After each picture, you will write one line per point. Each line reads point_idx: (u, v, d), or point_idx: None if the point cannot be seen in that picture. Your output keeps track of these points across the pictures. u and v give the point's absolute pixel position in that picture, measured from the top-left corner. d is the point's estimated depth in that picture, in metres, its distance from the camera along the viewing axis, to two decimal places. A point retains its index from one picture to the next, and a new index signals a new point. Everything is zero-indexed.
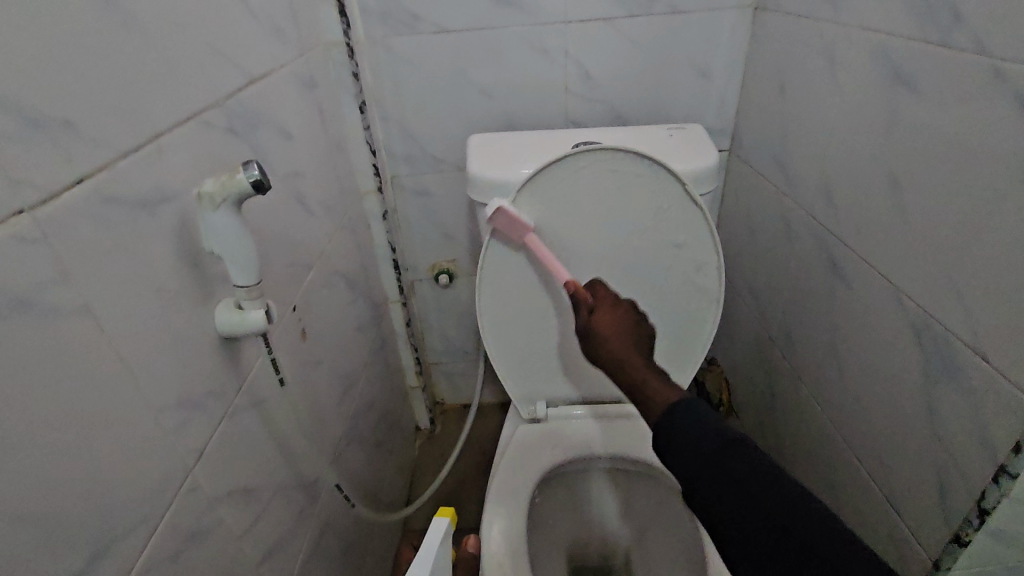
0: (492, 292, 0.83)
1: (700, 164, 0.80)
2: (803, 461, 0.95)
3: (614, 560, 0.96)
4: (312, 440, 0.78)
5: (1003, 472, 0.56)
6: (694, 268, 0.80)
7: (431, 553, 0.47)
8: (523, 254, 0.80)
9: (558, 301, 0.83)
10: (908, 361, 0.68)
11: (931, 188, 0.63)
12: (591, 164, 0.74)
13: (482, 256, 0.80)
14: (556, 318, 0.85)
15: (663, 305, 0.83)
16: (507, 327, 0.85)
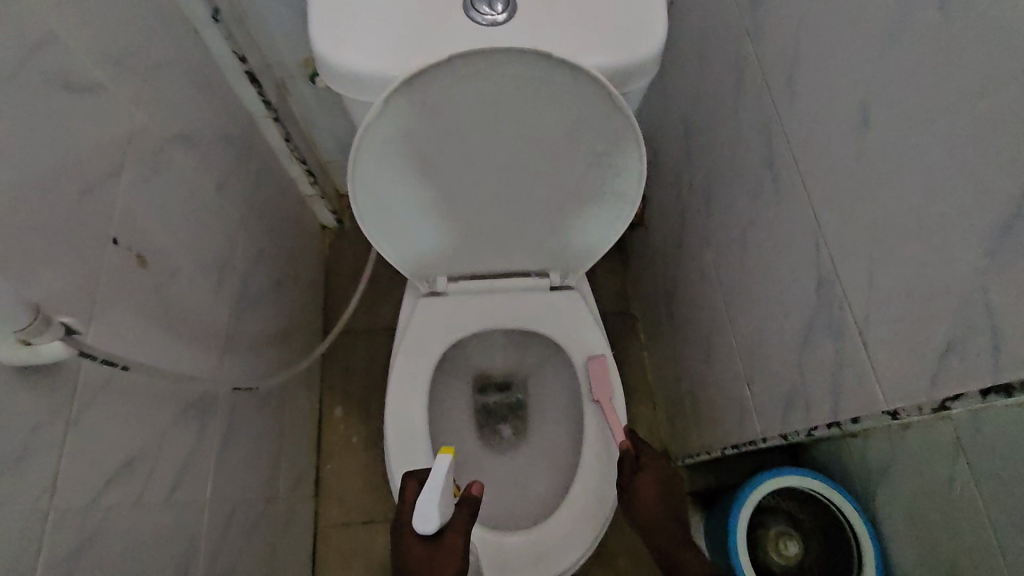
0: (369, 197, 0.69)
1: (628, 53, 0.62)
2: (693, 304, 1.02)
3: (516, 376, 1.10)
4: (192, 355, 0.74)
5: (836, 425, 0.63)
6: (611, 175, 0.69)
7: (438, 490, 0.66)
8: (402, 159, 0.66)
9: (452, 201, 0.72)
10: (802, 295, 0.67)
11: (895, 144, 0.50)
12: (480, 62, 0.57)
13: (349, 164, 0.64)
14: (452, 215, 0.75)
15: (573, 206, 0.74)
16: (393, 227, 0.75)
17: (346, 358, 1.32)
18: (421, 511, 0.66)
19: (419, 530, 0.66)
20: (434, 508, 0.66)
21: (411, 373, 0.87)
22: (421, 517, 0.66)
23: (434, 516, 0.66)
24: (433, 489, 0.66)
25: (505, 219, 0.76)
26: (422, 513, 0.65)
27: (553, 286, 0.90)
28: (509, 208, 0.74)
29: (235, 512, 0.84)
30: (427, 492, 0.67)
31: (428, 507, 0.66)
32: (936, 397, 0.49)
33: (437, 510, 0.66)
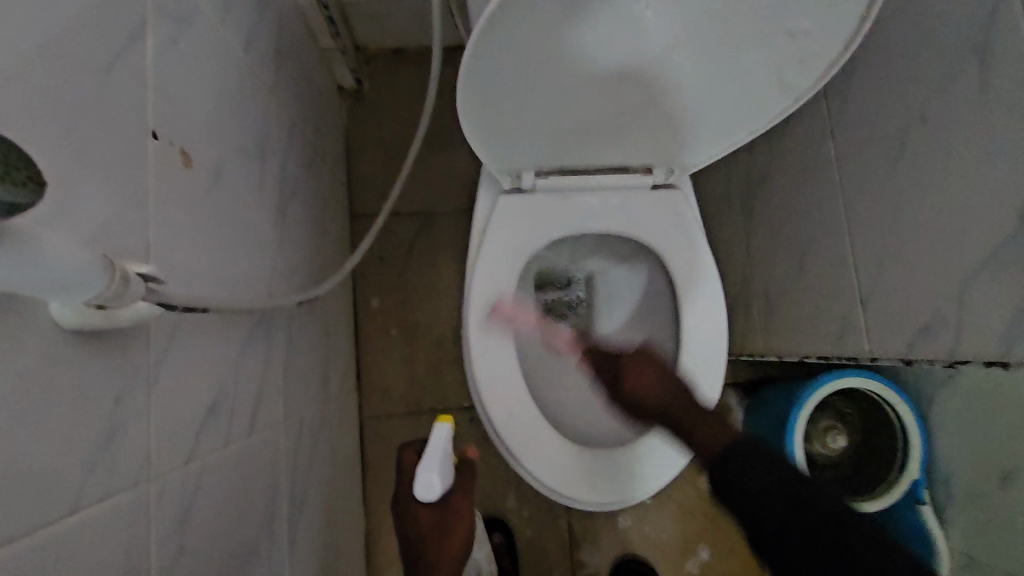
0: (481, 67, 0.54)
1: None
2: (785, 202, 0.91)
3: (578, 275, 1.02)
4: (254, 269, 0.61)
5: (1000, 364, 0.58)
6: (795, 60, 0.58)
7: (437, 456, 0.64)
8: (559, 13, 0.50)
9: (588, 76, 0.59)
10: (990, 217, 0.58)
11: None
12: None
13: (485, 15, 0.47)
14: (579, 95, 0.62)
15: (723, 94, 0.63)
16: (494, 104, 0.61)
17: (376, 245, 1.19)
18: (421, 479, 0.63)
19: (422, 499, 0.64)
20: (436, 475, 0.63)
21: (497, 280, 0.76)
22: (423, 487, 0.63)
23: (437, 482, 0.63)
24: (434, 457, 0.64)
25: (629, 101, 0.64)
26: (424, 483, 0.63)
27: (654, 184, 0.78)
28: (639, 85, 0.61)
29: (303, 426, 0.78)
30: (425, 463, 0.64)
31: (430, 477, 0.63)
32: None
33: (439, 476, 0.63)
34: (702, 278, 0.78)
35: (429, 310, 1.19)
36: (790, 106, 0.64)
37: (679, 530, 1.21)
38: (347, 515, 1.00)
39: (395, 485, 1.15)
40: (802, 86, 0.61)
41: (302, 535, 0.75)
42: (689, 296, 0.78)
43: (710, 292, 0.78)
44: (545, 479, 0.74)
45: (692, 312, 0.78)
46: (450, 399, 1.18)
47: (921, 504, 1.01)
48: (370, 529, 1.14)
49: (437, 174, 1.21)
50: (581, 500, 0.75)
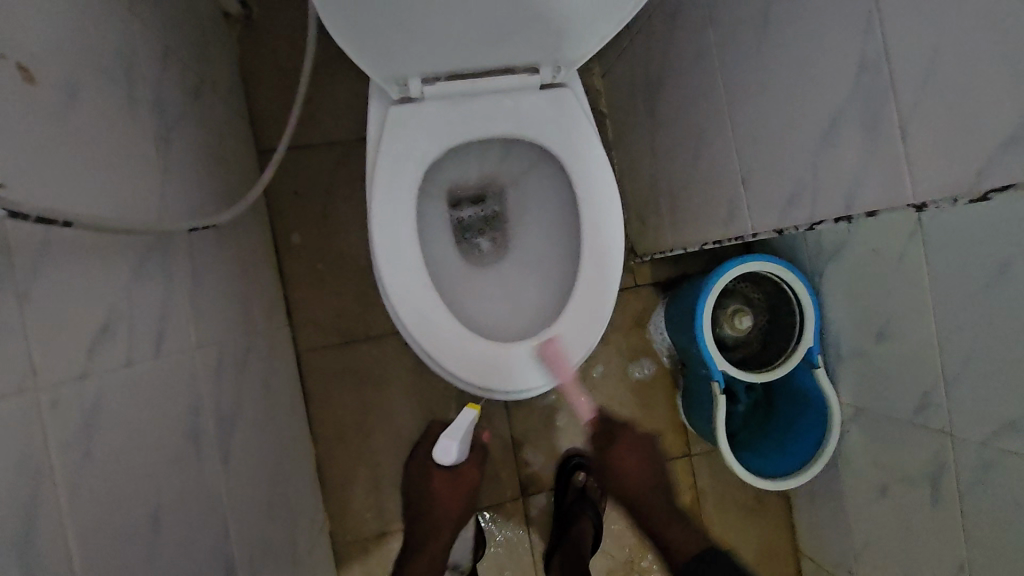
0: None
1: None
2: (680, 97, 0.94)
3: (489, 191, 1.03)
4: (134, 195, 0.61)
5: (845, 220, 0.65)
6: None
7: (459, 430, 0.83)
8: None
9: None
10: (832, 83, 0.62)
11: None
12: None
13: None
14: None
15: None
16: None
17: (289, 180, 1.17)
18: (443, 442, 0.83)
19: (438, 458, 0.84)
20: (454, 442, 0.83)
21: (396, 192, 0.77)
22: (442, 448, 0.83)
23: (453, 446, 0.83)
24: (457, 430, 0.83)
25: None
26: (444, 445, 0.83)
27: (543, 84, 0.79)
28: None
29: (223, 355, 0.79)
30: (449, 432, 0.83)
31: (450, 442, 0.83)
32: (978, 189, 0.49)
33: (456, 445, 0.83)
34: (597, 173, 0.81)
35: (353, 241, 1.19)
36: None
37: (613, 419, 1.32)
38: (290, 443, 1.04)
39: (340, 412, 1.20)
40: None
41: (236, 456, 0.78)
42: (585, 192, 0.81)
43: (605, 187, 0.82)
44: (452, 369, 0.78)
45: (589, 209, 0.81)
46: (385, 325, 1.21)
47: (815, 367, 1.12)
48: (320, 455, 1.19)
49: (343, 100, 1.18)
50: (487, 387, 0.79)
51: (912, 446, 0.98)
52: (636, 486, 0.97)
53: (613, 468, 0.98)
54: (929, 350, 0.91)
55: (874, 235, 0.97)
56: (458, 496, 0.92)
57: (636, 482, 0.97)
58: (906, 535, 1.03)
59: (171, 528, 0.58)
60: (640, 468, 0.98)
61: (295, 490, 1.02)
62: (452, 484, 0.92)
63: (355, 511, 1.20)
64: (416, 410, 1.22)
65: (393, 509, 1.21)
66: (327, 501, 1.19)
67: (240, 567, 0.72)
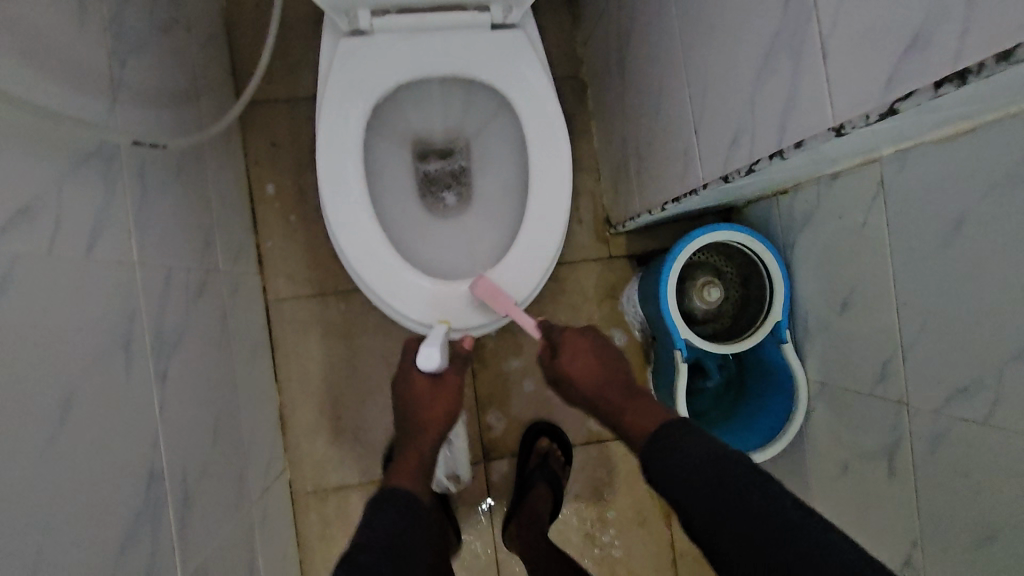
0: None
1: None
2: (645, 51, 0.93)
3: (457, 143, 1.02)
4: (72, 101, 0.63)
5: (778, 155, 0.64)
6: None
7: (438, 338, 0.75)
8: None
9: None
10: (765, 15, 0.61)
11: None
12: None
13: None
14: None
15: None
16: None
17: (267, 131, 1.19)
18: (423, 351, 0.75)
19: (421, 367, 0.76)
20: (435, 350, 0.75)
21: (343, 125, 0.78)
22: (424, 357, 0.75)
23: (434, 356, 0.75)
24: (436, 336, 0.75)
25: None
26: (425, 354, 0.75)
27: (495, 25, 0.80)
28: None
29: (170, 278, 0.82)
30: (430, 339, 0.76)
31: (429, 350, 0.75)
32: (885, 101, 0.48)
33: (437, 353, 0.75)
34: (547, 117, 0.81)
35: None
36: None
37: None
38: (248, 382, 1.06)
39: (307, 363, 1.21)
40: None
41: (176, 375, 0.80)
42: (533, 136, 0.81)
43: (555, 131, 0.81)
44: (396, 307, 0.79)
45: (537, 154, 0.81)
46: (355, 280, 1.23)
47: (782, 342, 1.10)
48: (284, 404, 1.20)
49: None
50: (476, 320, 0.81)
51: (872, 420, 0.95)
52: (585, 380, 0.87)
53: (561, 375, 0.89)
54: (888, 317, 0.88)
55: (839, 199, 0.95)
56: (442, 406, 0.86)
57: (587, 372, 0.87)
58: (866, 513, 0.99)
59: (84, 417, 0.59)
60: (585, 356, 0.89)
61: (249, 429, 1.04)
62: (432, 390, 0.86)
63: (315, 462, 1.21)
64: (381, 366, 1.23)
65: (352, 462, 1.22)
66: (287, 449, 1.20)
67: (168, 479, 0.74)
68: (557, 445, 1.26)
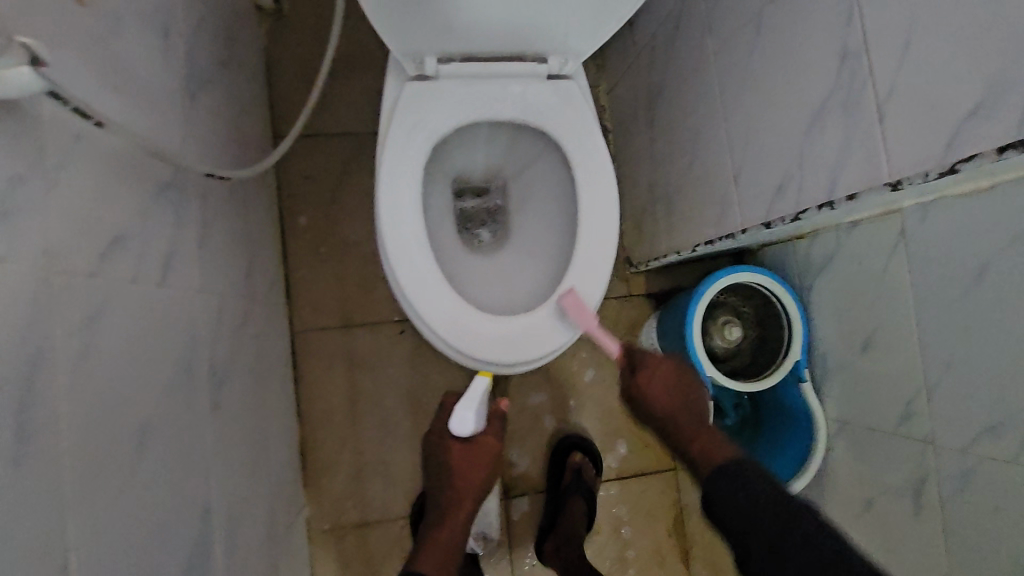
0: None
1: None
2: (680, 103, 0.99)
3: (493, 183, 1.08)
4: (157, 133, 0.65)
5: (828, 205, 0.69)
6: None
7: (472, 401, 0.83)
8: None
9: None
10: (817, 77, 0.67)
11: None
12: None
13: None
14: None
15: None
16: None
17: (301, 165, 1.21)
18: (458, 416, 0.84)
19: (456, 433, 0.85)
20: (470, 413, 0.83)
21: (403, 162, 0.81)
22: (458, 421, 0.84)
23: (469, 419, 0.83)
24: (470, 400, 0.83)
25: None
26: (459, 417, 0.84)
27: (551, 75, 0.85)
28: None
29: (221, 308, 0.82)
30: (465, 403, 0.84)
31: (465, 415, 0.83)
32: (946, 161, 0.53)
33: (471, 416, 0.84)
34: (595, 161, 0.86)
35: (358, 228, 1.23)
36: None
37: (599, 426, 1.33)
38: (277, 415, 1.04)
39: (330, 395, 1.20)
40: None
41: (223, 407, 0.79)
42: (583, 178, 0.85)
43: (602, 174, 0.86)
44: (445, 336, 0.81)
45: (585, 196, 0.85)
46: (382, 312, 1.23)
47: (803, 381, 1.13)
48: (305, 437, 1.18)
49: (359, 95, 1.24)
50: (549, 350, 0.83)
51: (896, 458, 0.99)
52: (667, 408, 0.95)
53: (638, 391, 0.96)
54: (910, 358, 0.93)
55: (860, 245, 1.00)
56: (476, 474, 0.89)
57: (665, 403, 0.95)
58: (891, 550, 1.01)
59: (156, 448, 0.58)
60: (664, 386, 0.97)
61: (278, 464, 1.01)
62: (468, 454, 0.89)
63: (335, 498, 1.18)
64: (405, 399, 1.23)
65: (373, 498, 1.19)
66: (307, 486, 1.17)
67: (216, 512, 0.72)
68: (587, 458, 1.27)
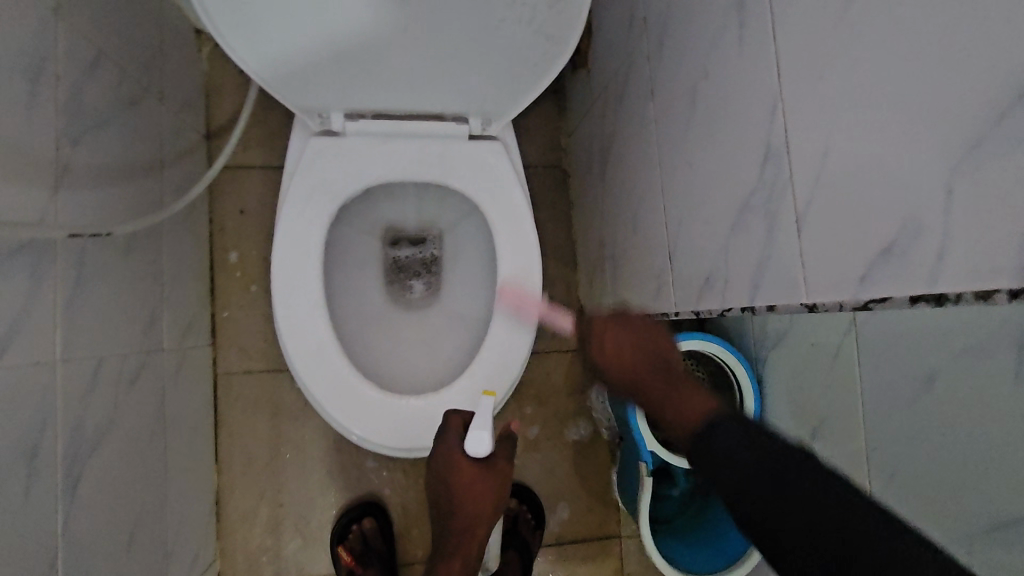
0: None
1: None
2: (626, 162, 0.93)
3: (429, 232, 0.95)
4: (9, 194, 0.59)
5: (749, 310, 0.62)
6: None
7: (489, 415, 0.67)
8: None
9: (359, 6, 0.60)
10: (741, 168, 0.60)
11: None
12: None
13: None
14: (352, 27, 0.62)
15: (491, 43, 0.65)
16: (252, 26, 0.60)
17: (236, 198, 1.15)
18: (474, 435, 0.66)
19: (472, 454, 0.66)
20: (489, 431, 0.66)
21: (306, 225, 0.74)
22: (475, 439, 0.66)
23: (489, 435, 0.66)
24: (486, 414, 0.67)
25: (400, 43, 0.64)
26: (477, 435, 0.66)
27: (473, 135, 0.78)
28: (406, 25, 0.62)
29: (100, 369, 0.75)
30: (479, 420, 0.67)
31: (482, 432, 0.66)
32: (859, 297, 0.46)
33: (489, 431, 0.66)
34: (519, 232, 0.79)
35: None
36: (564, 52, 0.65)
37: (540, 486, 1.26)
38: (182, 468, 0.98)
39: (252, 442, 1.14)
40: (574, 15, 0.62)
41: (92, 480, 0.72)
42: (504, 251, 0.79)
43: (527, 246, 0.79)
44: (343, 420, 0.74)
45: (506, 271, 0.79)
46: None
47: None
48: (222, 485, 1.12)
49: None
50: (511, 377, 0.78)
51: None
52: (629, 379, 0.70)
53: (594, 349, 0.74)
54: (857, 459, 0.84)
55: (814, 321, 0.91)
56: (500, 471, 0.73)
57: (636, 366, 0.70)
58: None
59: None
60: (637, 349, 0.72)
61: (176, 523, 0.95)
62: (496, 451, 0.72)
63: (249, 553, 1.12)
64: (331, 449, 1.16)
65: (289, 555, 1.13)
66: (220, 538, 1.11)
67: None
68: (526, 506, 1.21)
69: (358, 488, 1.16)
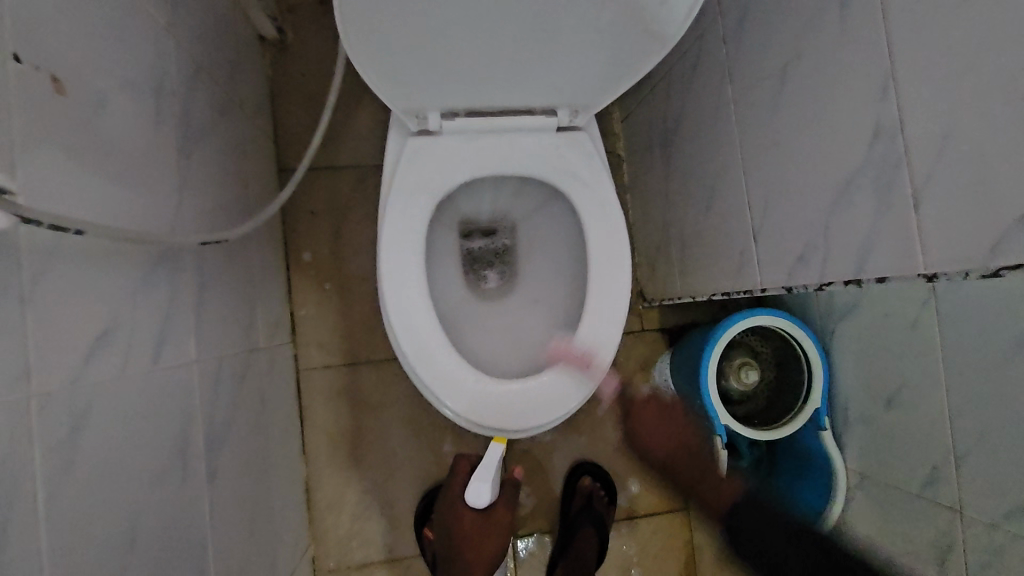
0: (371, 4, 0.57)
1: None
2: (697, 145, 0.95)
3: (501, 224, 0.98)
4: (146, 212, 0.62)
5: (855, 283, 0.65)
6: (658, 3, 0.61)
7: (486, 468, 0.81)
8: None
9: (476, 19, 0.62)
10: (845, 147, 0.63)
11: None
12: None
13: None
14: (467, 41, 0.65)
15: (595, 47, 0.67)
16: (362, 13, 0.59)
17: (306, 199, 1.19)
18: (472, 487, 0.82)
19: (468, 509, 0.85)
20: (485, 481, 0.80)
21: (407, 221, 0.78)
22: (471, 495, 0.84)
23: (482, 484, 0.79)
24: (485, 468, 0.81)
25: (506, 50, 0.67)
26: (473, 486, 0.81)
27: (559, 126, 0.81)
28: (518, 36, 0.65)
29: (221, 368, 0.80)
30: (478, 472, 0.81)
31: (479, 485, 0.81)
32: (990, 265, 0.49)
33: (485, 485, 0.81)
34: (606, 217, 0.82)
35: (361, 262, 1.20)
36: (662, 50, 0.68)
37: (607, 463, 1.30)
38: (280, 459, 1.03)
39: (333, 433, 1.18)
40: (678, 21, 0.64)
41: (221, 471, 0.77)
42: (593, 235, 0.82)
43: (616, 233, 0.82)
44: (440, 395, 0.78)
45: (597, 259, 0.82)
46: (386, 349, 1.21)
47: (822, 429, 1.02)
48: (309, 475, 1.17)
49: (366, 127, 1.21)
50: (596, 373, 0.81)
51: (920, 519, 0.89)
52: None
53: None
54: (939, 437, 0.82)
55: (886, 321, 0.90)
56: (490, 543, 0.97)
57: None
58: None
59: (148, 539, 0.57)
60: None
61: (279, 512, 1.00)
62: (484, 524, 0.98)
63: (339, 537, 1.17)
64: (408, 438, 1.21)
65: (376, 538, 1.18)
66: (312, 525, 1.16)
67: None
68: (599, 484, 1.25)
69: (437, 473, 1.21)
